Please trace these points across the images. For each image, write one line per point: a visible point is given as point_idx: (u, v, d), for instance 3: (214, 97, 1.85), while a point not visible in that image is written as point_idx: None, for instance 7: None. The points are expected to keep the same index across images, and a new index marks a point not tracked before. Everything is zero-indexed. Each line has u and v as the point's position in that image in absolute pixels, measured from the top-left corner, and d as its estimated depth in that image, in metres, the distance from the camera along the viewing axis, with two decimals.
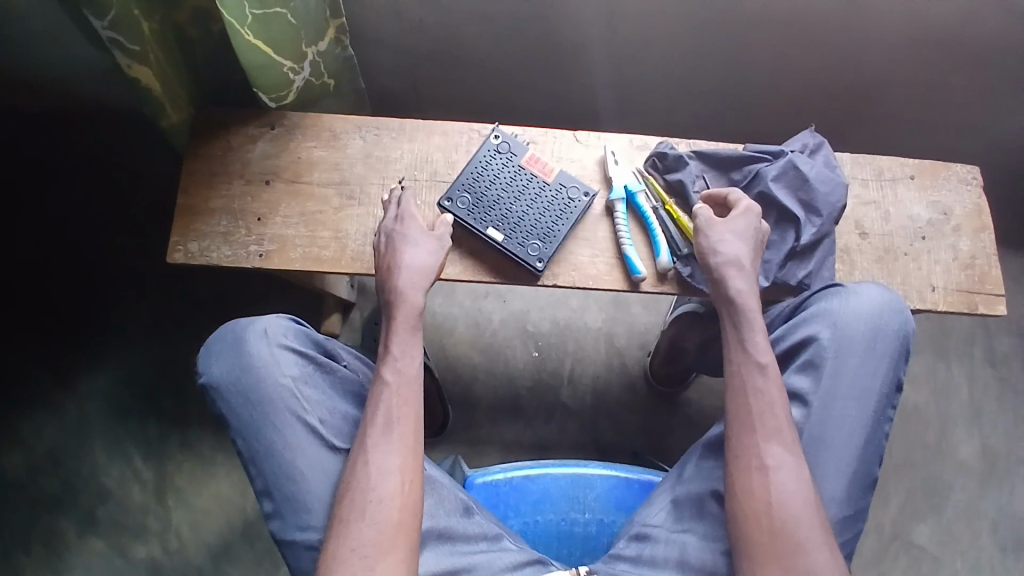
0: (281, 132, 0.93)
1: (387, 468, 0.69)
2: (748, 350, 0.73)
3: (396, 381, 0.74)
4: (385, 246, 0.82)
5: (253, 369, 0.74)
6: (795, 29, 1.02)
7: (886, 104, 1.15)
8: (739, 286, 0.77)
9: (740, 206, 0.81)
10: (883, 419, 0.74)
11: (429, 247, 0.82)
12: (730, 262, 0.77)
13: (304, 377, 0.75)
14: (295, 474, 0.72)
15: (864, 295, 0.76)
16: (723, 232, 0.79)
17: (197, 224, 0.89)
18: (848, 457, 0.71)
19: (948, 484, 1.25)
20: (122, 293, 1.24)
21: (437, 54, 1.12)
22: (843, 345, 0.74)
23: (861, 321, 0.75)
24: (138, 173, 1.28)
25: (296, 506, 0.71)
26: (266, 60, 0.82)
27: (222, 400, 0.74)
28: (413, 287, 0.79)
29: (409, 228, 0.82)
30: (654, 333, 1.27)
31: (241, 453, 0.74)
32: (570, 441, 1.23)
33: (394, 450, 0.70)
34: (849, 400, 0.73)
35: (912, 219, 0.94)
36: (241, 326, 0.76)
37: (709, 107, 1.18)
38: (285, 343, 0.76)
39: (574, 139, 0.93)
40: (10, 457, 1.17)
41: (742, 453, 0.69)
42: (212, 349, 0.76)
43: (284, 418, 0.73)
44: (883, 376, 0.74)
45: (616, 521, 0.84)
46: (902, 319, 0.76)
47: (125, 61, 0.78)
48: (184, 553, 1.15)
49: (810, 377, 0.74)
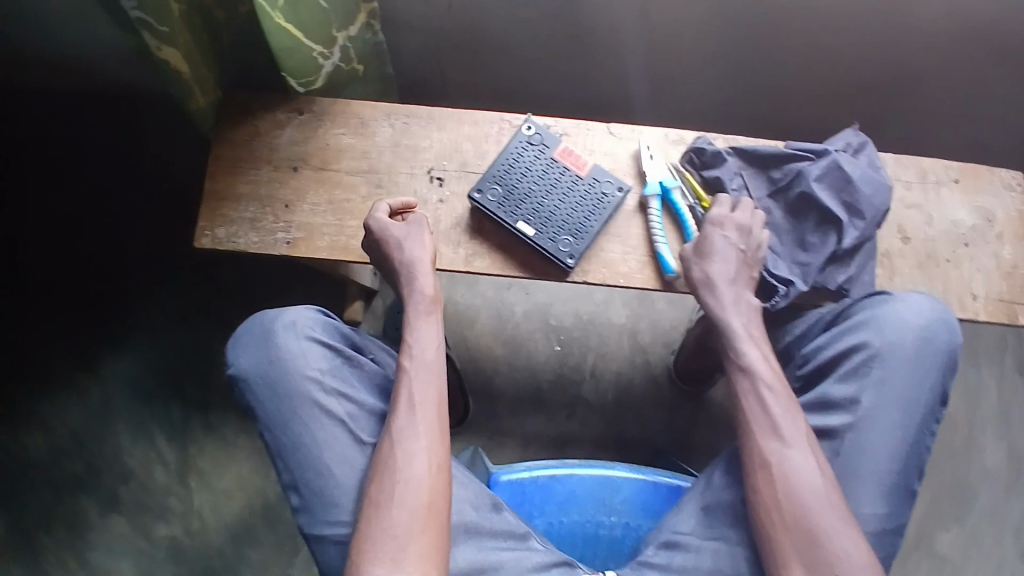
0: (309, 118, 0.91)
1: (413, 453, 0.69)
2: (731, 358, 0.74)
3: (414, 367, 0.74)
4: (372, 250, 0.82)
5: (281, 361, 0.74)
6: (839, 18, 0.99)
7: (927, 99, 1.11)
8: (722, 299, 0.77)
9: (706, 223, 0.80)
10: (929, 433, 0.72)
11: (417, 237, 0.82)
12: (703, 282, 0.79)
13: (331, 370, 0.75)
14: (324, 469, 0.71)
15: (910, 303, 0.75)
16: (695, 253, 0.80)
17: (225, 210, 0.88)
18: (892, 469, 0.70)
19: (973, 489, 1.22)
20: (146, 275, 1.23)
21: (466, 39, 1.09)
22: (888, 353, 0.73)
23: (909, 330, 0.74)
24: (161, 155, 1.27)
25: (325, 501, 0.70)
26: (296, 44, 0.81)
27: (249, 392, 0.74)
28: (417, 275, 0.81)
29: (385, 227, 0.81)
30: (679, 331, 1.25)
31: (268, 447, 0.73)
32: (592, 437, 1.21)
33: (419, 433, 0.70)
34: (895, 411, 0.71)
35: (954, 224, 0.91)
36: (268, 318, 0.76)
37: (742, 99, 1.15)
38: (313, 335, 0.75)
39: (607, 132, 0.91)
40: (34, 437, 1.18)
41: (745, 453, 0.69)
42: (240, 341, 0.76)
43: (312, 411, 0.72)
44: (931, 387, 0.72)
45: (642, 526, 0.83)
46: (950, 332, 0.75)
47: (153, 42, 0.76)
48: (205, 535, 1.16)
49: (854, 385, 0.73)
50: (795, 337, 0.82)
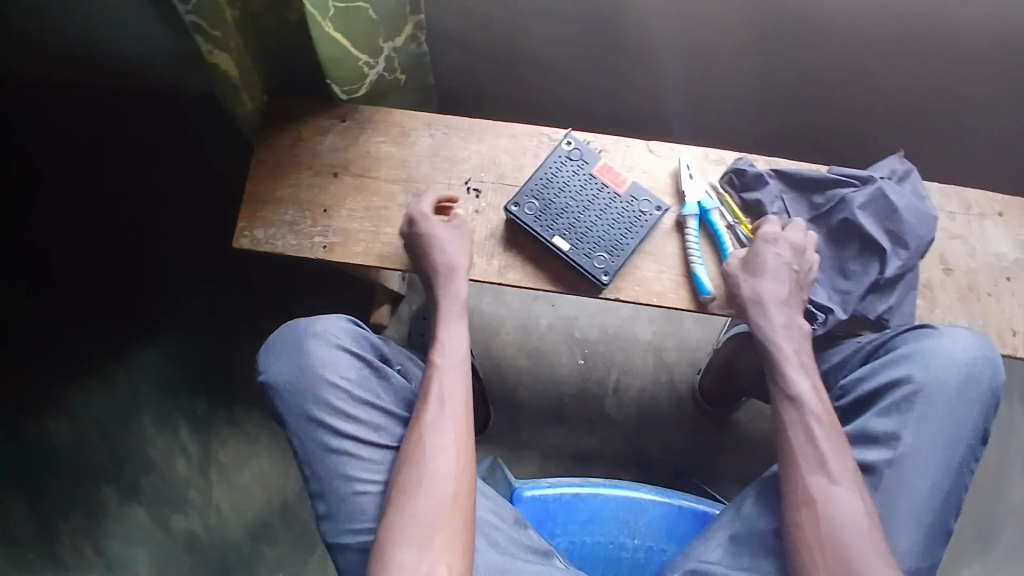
0: (351, 126, 0.92)
1: (443, 446, 0.71)
2: (779, 385, 0.74)
3: (445, 364, 0.77)
4: (412, 246, 0.84)
5: (311, 370, 0.75)
6: (886, 43, 0.98)
7: (969, 129, 1.10)
8: (769, 323, 0.78)
9: (760, 238, 0.80)
10: (967, 472, 0.72)
11: (459, 241, 0.84)
12: (752, 301, 0.79)
13: (359, 379, 0.76)
14: (351, 478, 0.72)
15: (955, 339, 0.75)
16: (745, 271, 0.80)
17: (264, 213, 0.89)
18: (929, 506, 0.69)
19: (998, 527, 1.20)
20: (180, 270, 1.25)
21: (505, 52, 1.10)
22: (932, 389, 0.73)
23: (954, 367, 0.73)
24: (200, 153, 1.29)
25: (350, 510, 0.72)
26: (342, 53, 0.82)
27: (279, 400, 0.75)
28: (455, 278, 0.83)
29: (432, 227, 0.83)
30: (705, 350, 1.24)
31: (297, 454, 0.75)
32: (612, 453, 1.21)
33: (449, 425, 0.73)
34: (937, 448, 0.71)
35: (996, 257, 0.89)
36: (300, 326, 0.78)
37: (779, 121, 1.14)
38: (342, 345, 0.76)
39: (647, 149, 0.91)
40: (58, 423, 1.19)
41: (789, 486, 0.69)
42: (272, 348, 0.78)
43: (340, 420, 0.74)
44: (971, 426, 0.72)
45: (667, 551, 0.83)
46: (993, 369, 0.74)
47: (205, 46, 0.78)
48: (223, 530, 1.17)
49: (896, 419, 0.72)
50: (835, 363, 0.82)
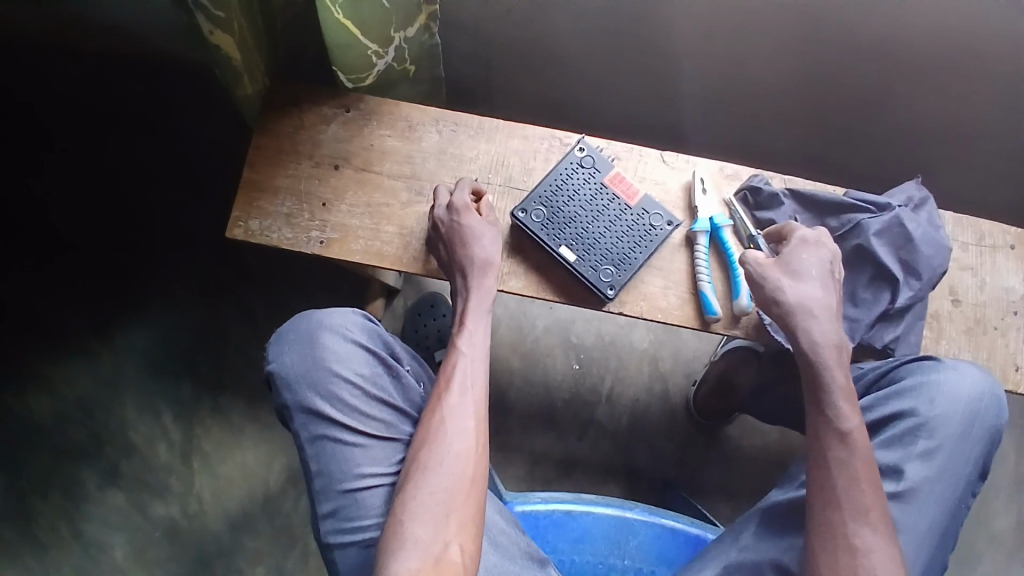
0: (356, 116, 0.89)
1: (463, 429, 0.69)
2: (827, 417, 0.69)
3: (471, 353, 0.75)
4: (446, 232, 0.80)
5: (323, 364, 0.72)
6: (912, 63, 0.96)
7: (985, 155, 1.08)
8: (814, 337, 0.72)
9: (793, 238, 0.77)
10: (963, 510, 0.71)
11: (494, 236, 0.81)
12: (797, 307, 0.73)
13: (372, 376, 0.73)
14: (357, 476, 0.70)
15: (963, 373, 0.73)
16: (786, 271, 0.75)
17: (261, 202, 0.86)
18: (924, 541, 0.69)
19: (979, 555, 1.20)
20: (169, 249, 1.22)
21: (520, 45, 1.06)
22: (939, 424, 0.71)
23: (959, 402, 0.72)
24: (196, 129, 1.24)
25: (356, 507, 0.70)
26: (351, 40, 0.79)
27: (288, 391, 0.73)
28: (487, 272, 0.80)
29: (470, 219, 0.80)
30: (701, 362, 1.23)
31: (303, 449, 0.73)
32: (600, 460, 1.19)
33: (471, 410, 0.71)
34: (937, 485, 0.70)
35: (1006, 291, 0.88)
36: (314, 317, 0.75)
37: (796, 135, 1.12)
38: (356, 340, 0.74)
39: (660, 160, 0.88)
40: (38, 400, 1.16)
41: (829, 530, 0.65)
42: (284, 338, 0.75)
43: (349, 415, 0.71)
44: (972, 465, 0.71)
45: (656, 573, 0.82)
46: (998, 408, 0.73)
47: (207, 26, 0.74)
48: (203, 518, 1.14)
49: (899, 452, 0.71)
50: None
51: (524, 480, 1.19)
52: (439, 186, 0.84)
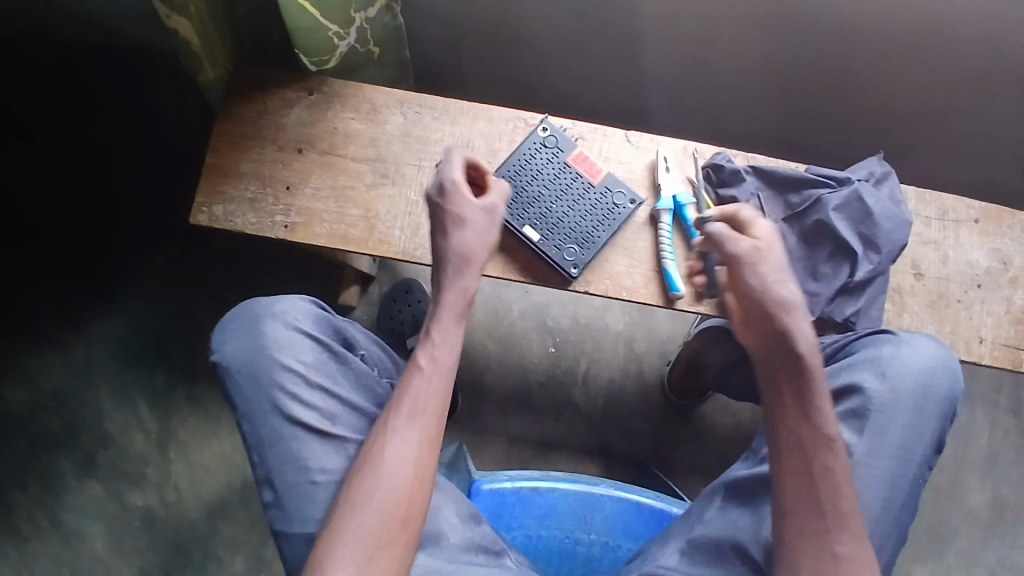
0: (319, 99, 0.88)
1: (402, 458, 0.66)
2: (815, 426, 0.67)
3: (429, 369, 0.70)
4: (436, 211, 0.76)
5: (265, 353, 0.73)
6: (878, 42, 0.96)
7: (954, 133, 1.08)
8: (811, 340, 0.70)
9: (767, 229, 0.74)
10: (921, 484, 0.71)
11: (485, 226, 0.77)
12: (797, 306, 0.71)
13: (317, 364, 0.74)
14: (299, 465, 0.70)
15: (916, 346, 0.74)
16: (781, 267, 0.73)
17: (224, 186, 0.86)
18: (880, 517, 0.69)
19: (952, 530, 1.21)
20: (141, 238, 1.21)
21: (489, 28, 1.05)
22: (891, 398, 0.72)
23: (910, 376, 0.73)
24: (166, 117, 1.24)
25: (298, 498, 0.69)
26: (312, 23, 0.77)
27: (231, 381, 0.73)
28: (468, 270, 0.75)
29: (462, 206, 0.76)
30: (676, 343, 1.24)
31: (245, 438, 0.72)
32: (576, 442, 1.20)
33: (413, 440, 0.66)
34: (891, 460, 0.70)
35: (970, 265, 0.89)
36: (257, 306, 0.75)
37: (766, 115, 1.12)
38: (300, 327, 0.75)
39: (625, 140, 0.88)
40: (13, 391, 1.16)
41: (806, 536, 0.64)
42: (226, 328, 0.76)
43: (292, 404, 0.71)
44: (928, 439, 0.72)
45: (621, 546, 0.83)
46: (952, 379, 0.74)
47: (165, 11, 0.74)
48: (180, 506, 1.15)
49: (852, 428, 0.72)
50: None
51: (501, 462, 1.19)
52: (451, 157, 0.78)
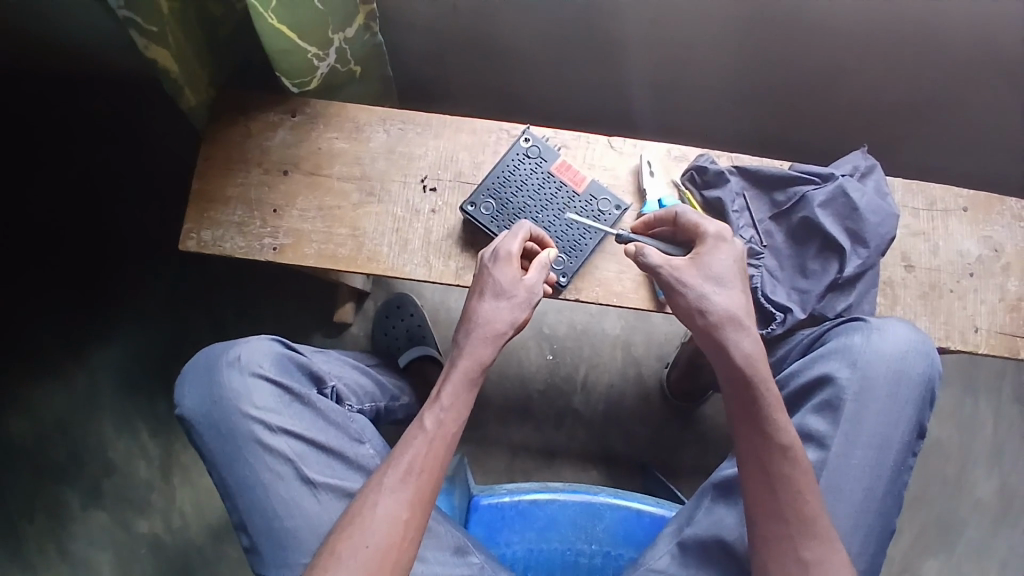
0: (302, 120, 0.89)
1: (389, 518, 0.63)
2: (761, 435, 0.66)
3: (433, 432, 0.67)
4: (479, 274, 0.74)
5: (224, 403, 0.73)
6: (860, 36, 0.96)
7: (942, 122, 1.08)
8: (745, 349, 0.68)
9: (708, 236, 0.72)
10: (902, 470, 0.71)
11: (519, 301, 0.72)
12: (728, 320, 0.68)
13: (280, 407, 0.74)
14: (271, 510, 0.70)
15: (888, 332, 0.74)
16: (707, 278, 0.70)
17: (211, 212, 0.86)
18: (863, 508, 0.69)
19: (962, 521, 1.21)
20: (138, 265, 1.22)
21: (471, 40, 1.05)
22: (863, 386, 0.72)
23: (883, 363, 0.72)
24: (156, 143, 1.25)
25: (274, 542, 0.70)
26: (291, 46, 0.77)
27: (195, 433, 0.73)
28: (494, 342, 0.71)
29: (500, 276, 0.72)
30: (673, 344, 1.23)
31: (217, 487, 0.73)
32: (578, 449, 1.20)
33: (404, 499, 0.64)
34: (868, 449, 0.70)
35: (960, 254, 0.88)
36: (214, 355, 0.76)
37: (753, 112, 1.12)
38: (260, 372, 0.75)
39: (608, 146, 0.88)
40: (18, 424, 1.16)
41: (777, 544, 0.64)
42: (187, 381, 0.76)
43: (257, 451, 0.72)
44: (905, 425, 0.72)
45: (623, 555, 0.83)
46: (929, 362, 0.74)
47: (141, 41, 0.73)
48: (186, 532, 1.14)
49: (827, 419, 0.72)
50: (774, 359, 0.82)
51: (505, 472, 1.19)
52: (511, 231, 0.75)
